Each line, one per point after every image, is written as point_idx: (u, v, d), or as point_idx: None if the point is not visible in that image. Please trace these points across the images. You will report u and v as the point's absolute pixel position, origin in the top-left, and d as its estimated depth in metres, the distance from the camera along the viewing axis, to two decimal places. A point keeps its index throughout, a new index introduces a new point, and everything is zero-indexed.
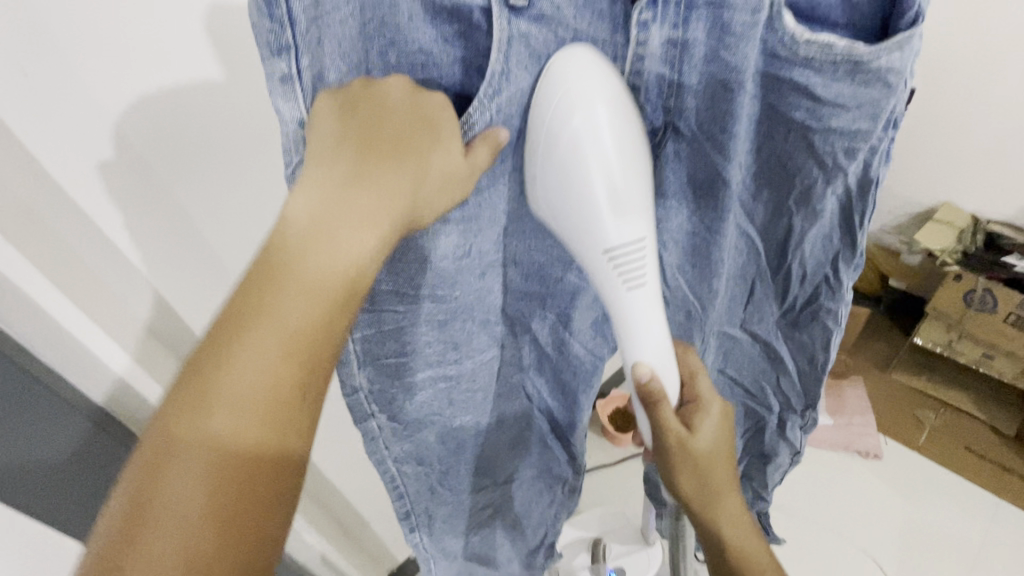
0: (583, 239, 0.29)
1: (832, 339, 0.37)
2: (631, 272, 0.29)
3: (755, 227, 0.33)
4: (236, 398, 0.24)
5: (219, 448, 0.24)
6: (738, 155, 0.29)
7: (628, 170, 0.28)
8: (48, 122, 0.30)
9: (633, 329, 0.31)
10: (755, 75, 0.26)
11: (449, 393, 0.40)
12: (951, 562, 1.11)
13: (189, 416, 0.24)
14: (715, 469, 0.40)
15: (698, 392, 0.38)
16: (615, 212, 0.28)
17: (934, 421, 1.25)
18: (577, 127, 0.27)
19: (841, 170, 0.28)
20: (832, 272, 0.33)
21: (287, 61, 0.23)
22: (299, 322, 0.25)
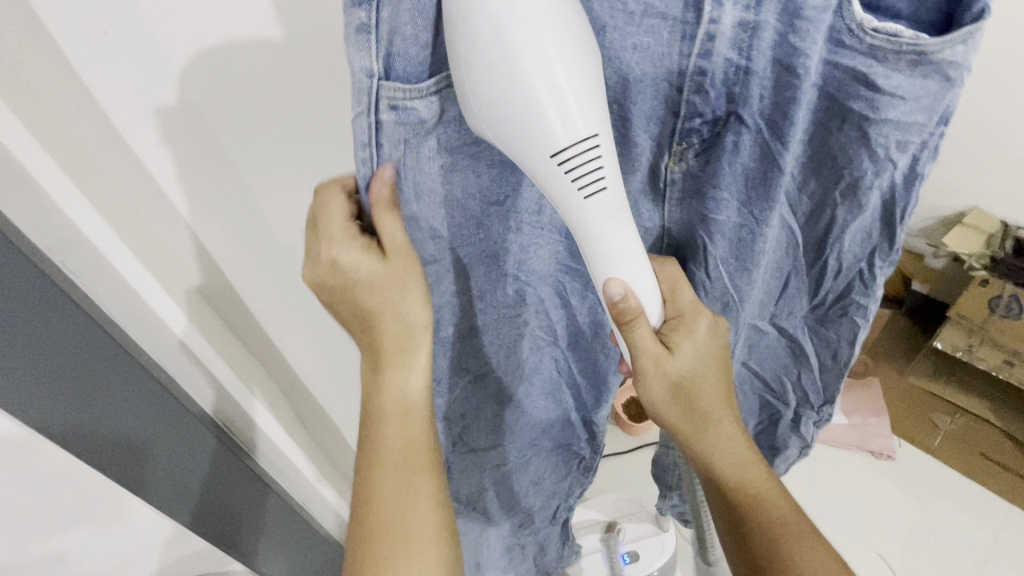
0: (527, 137, 0.26)
1: (860, 333, 0.38)
2: (587, 176, 0.28)
3: (797, 221, 0.34)
4: (398, 395, 0.39)
5: (403, 430, 0.40)
6: (794, 144, 0.30)
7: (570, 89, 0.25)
8: (123, 79, 0.34)
9: (606, 247, 0.30)
10: (819, 64, 0.26)
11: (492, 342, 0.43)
12: (959, 563, 1.12)
13: (375, 407, 0.40)
14: (700, 385, 0.40)
15: (680, 306, 0.36)
16: (563, 117, 0.26)
17: (949, 426, 1.23)
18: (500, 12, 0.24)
19: (890, 162, 0.29)
20: (866, 266, 0.34)
21: (366, 10, 0.23)
22: (412, 340, 0.38)
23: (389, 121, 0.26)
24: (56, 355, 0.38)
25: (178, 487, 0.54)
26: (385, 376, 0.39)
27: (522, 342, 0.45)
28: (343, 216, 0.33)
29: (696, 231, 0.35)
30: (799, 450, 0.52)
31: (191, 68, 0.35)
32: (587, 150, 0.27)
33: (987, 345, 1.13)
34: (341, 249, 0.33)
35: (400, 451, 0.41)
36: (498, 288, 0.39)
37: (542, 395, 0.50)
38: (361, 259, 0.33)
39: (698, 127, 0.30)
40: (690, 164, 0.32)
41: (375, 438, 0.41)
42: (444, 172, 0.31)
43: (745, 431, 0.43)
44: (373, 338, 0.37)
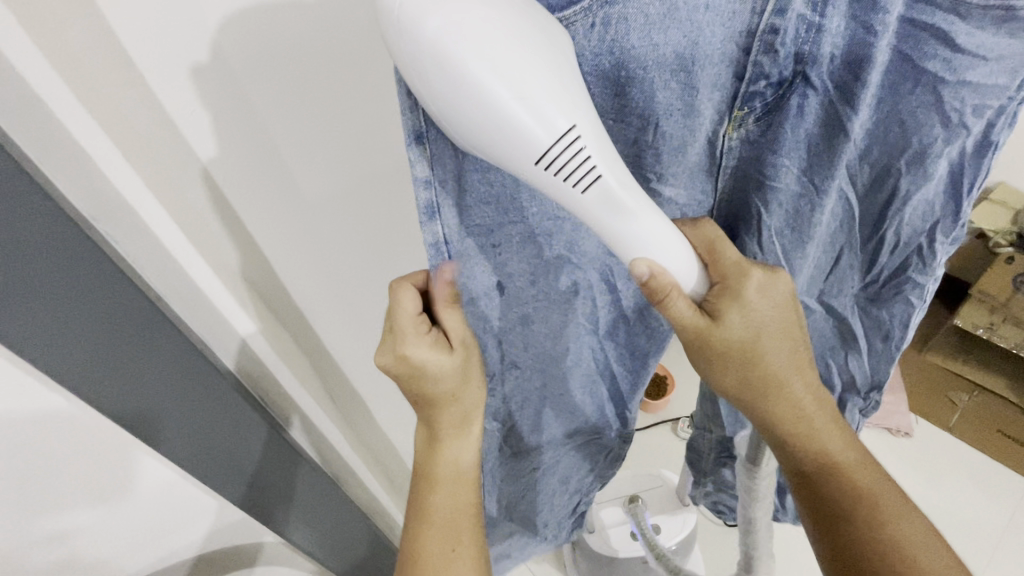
0: (511, 150, 0.25)
1: (913, 315, 0.37)
2: (574, 173, 0.26)
3: (854, 192, 0.32)
4: (451, 462, 0.46)
5: (449, 484, 0.47)
6: (864, 110, 0.28)
7: (513, 77, 0.23)
8: (162, 40, 0.33)
9: (624, 237, 0.29)
10: (896, 20, 0.25)
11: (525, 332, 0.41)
12: (976, 538, 1.13)
13: (428, 466, 0.47)
14: (756, 351, 0.38)
15: (723, 274, 0.34)
16: (530, 113, 0.24)
17: (967, 403, 1.22)
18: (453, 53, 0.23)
19: (965, 129, 0.27)
20: (927, 241, 0.33)
21: None
22: (463, 423, 0.45)
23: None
24: (88, 320, 0.37)
25: (220, 464, 0.54)
26: (443, 450, 0.46)
27: (566, 328, 0.43)
28: (415, 314, 0.38)
29: (751, 200, 0.33)
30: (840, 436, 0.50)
31: (230, 32, 0.34)
32: (571, 145, 0.25)
33: (1009, 322, 1.13)
34: (413, 343, 0.40)
35: (449, 511, 0.47)
36: (547, 270, 0.38)
37: (580, 389, 0.49)
38: (430, 354, 0.39)
39: (762, 91, 0.28)
40: (749, 131, 0.30)
41: (427, 501, 0.47)
42: None
43: (813, 380, 0.40)
44: (430, 417, 0.45)
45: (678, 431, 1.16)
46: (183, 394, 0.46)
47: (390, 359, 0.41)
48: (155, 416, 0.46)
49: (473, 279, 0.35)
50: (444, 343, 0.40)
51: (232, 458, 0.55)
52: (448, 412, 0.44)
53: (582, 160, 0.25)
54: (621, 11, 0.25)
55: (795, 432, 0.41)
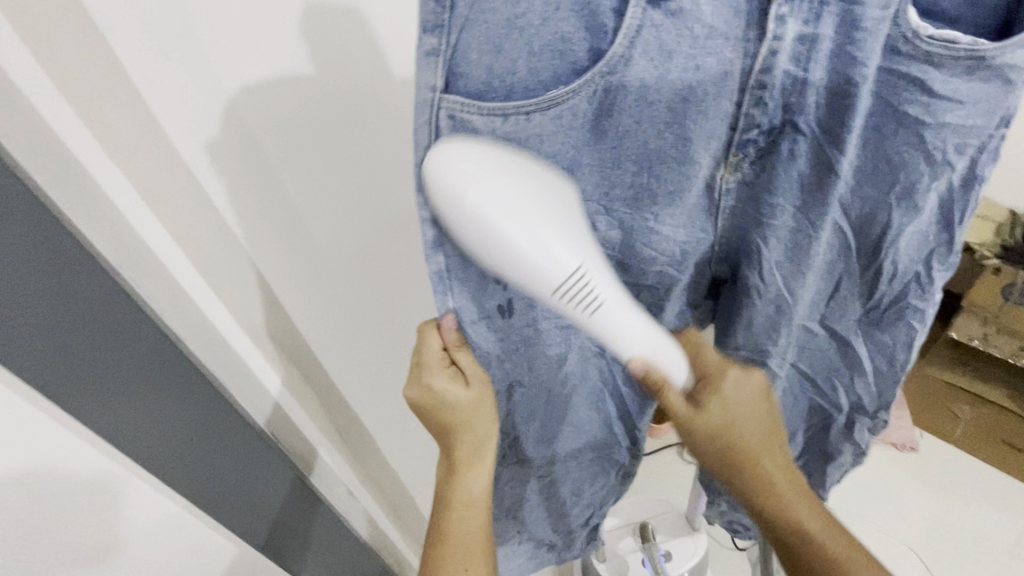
0: (530, 269, 0.28)
1: (917, 337, 0.38)
2: (582, 298, 0.29)
3: (849, 226, 0.33)
4: (467, 493, 0.45)
5: (466, 514, 0.45)
6: (851, 151, 0.29)
7: (519, 216, 0.26)
8: (185, 105, 0.35)
9: (618, 338, 0.32)
10: (876, 72, 0.27)
11: (526, 358, 0.40)
12: (989, 551, 1.12)
13: (442, 500, 0.46)
14: (740, 429, 0.38)
15: (706, 364, 0.38)
16: (544, 253, 0.27)
17: (970, 415, 1.23)
18: (472, 201, 0.26)
19: (948, 165, 0.29)
20: (924, 268, 0.35)
21: (437, 37, 0.24)
22: (477, 457, 0.45)
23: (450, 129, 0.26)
24: (114, 364, 0.39)
25: (227, 498, 0.53)
26: (465, 472, 0.45)
27: (569, 353, 0.42)
28: (439, 351, 0.39)
29: (750, 236, 0.34)
30: (854, 457, 0.49)
31: (245, 97, 0.38)
32: (575, 276, 0.28)
33: (1001, 332, 1.17)
34: (435, 377, 0.40)
35: (467, 543, 0.45)
36: None
37: (585, 408, 0.48)
38: (451, 386, 0.40)
39: (754, 138, 0.30)
40: (744, 174, 0.32)
41: (444, 518, 0.45)
42: None
43: (787, 454, 0.41)
44: (446, 448, 0.45)
45: (684, 455, 1.15)
46: (202, 432, 0.47)
47: (415, 394, 0.42)
48: (174, 453, 0.46)
49: (471, 308, 0.35)
50: (462, 378, 0.40)
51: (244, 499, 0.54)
52: (468, 435, 0.43)
53: (578, 283, 0.29)
54: (620, 79, 0.27)
55: (777, 510, 0.40)
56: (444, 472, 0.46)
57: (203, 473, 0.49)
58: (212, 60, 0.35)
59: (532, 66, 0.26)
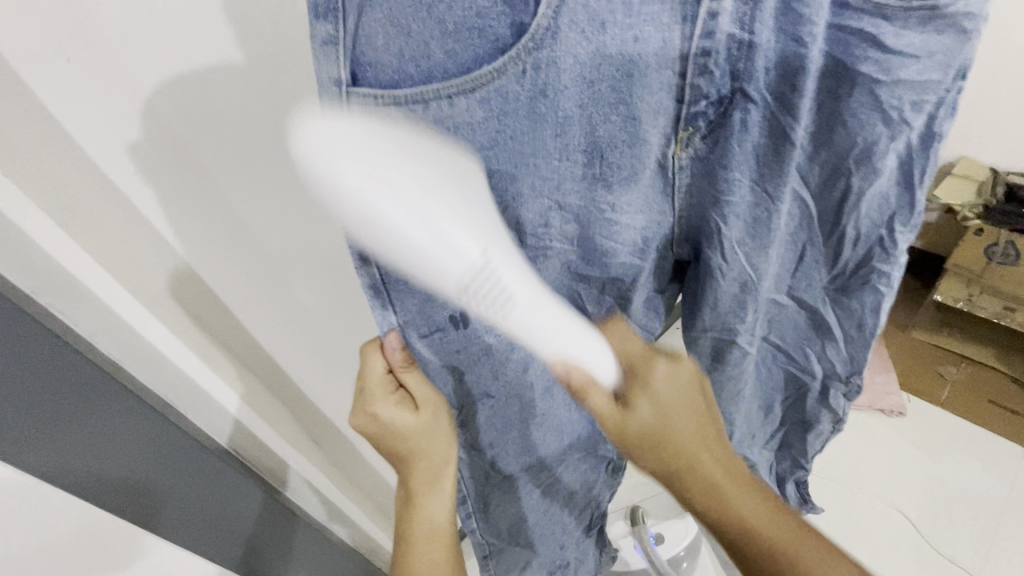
0: (431, 275, 0.27)
1: (885, 301, 0.36)
2: (494, 294, 0.29)
3: (808, 193, 0.32)
4: (427, 520, 0.46)
5: (427, 540, 0.46)
6: (805, 116, 0.28)
7: (416, 210, 0.25)
8: (94, 105, 0.32)
9: (537, 338, 0.32)
10: (824, 27, 0.25)
11: (487, 368, 0.38)
12: (979, 510, 1.12)
13: (404, 526, 0.46)
14: (672, 431, 0.36)
15: (637, 375, 0.35)
16: (444, 243, 0.26)
17: (956, 375, 1.24)
18: (371, 202, 0.24)
19: (906, 124, 0.27)
20: (886, 231, 0.32)
21: (333, 22, 0.22)
22: (436, 484, 0.45)
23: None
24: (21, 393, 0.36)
25: (197, 516, 0.51)
26: (422, 504, 0.45)
27: (537, 360, 0.39)
28: (383, 373, 0.40)
29: (709, 216, 0.32)
30: (832, 425, 0.47)
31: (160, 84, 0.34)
32: (484, 270, 0.28)
33: (986, 292, 1.15)
34: (381, 405, 0.42)
35: (429, 567, 0.46)
36: None
37: (563, 408, 0.45)
38: (398, 414, 0.42)
39: (704, 110, 0.28)
40: (696, 149, 0.30)
41: (409, 544, 0.46)
42: None
43: (730, 450, 0.38)
44: (404, 474, 0.45)
45: None
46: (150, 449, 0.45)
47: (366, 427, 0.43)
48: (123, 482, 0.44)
49: (416, 316, 0.32)
50: (409, 405, 0.42)
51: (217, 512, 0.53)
52: (420, 466, 0.44)
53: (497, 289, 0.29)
54: (550, 55, 0.25)
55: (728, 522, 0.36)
56: (405, 498, 0.46)
57: (165, 489, 0.47)
58: (126, 58, 0.32)
59: (448, 46, 0.24)
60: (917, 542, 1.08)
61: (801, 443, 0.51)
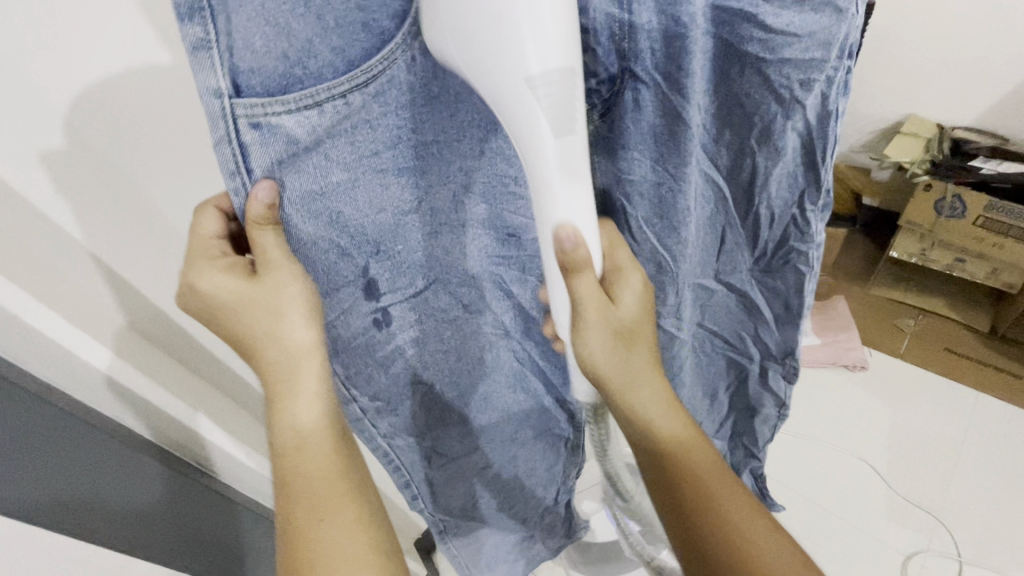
0: (507, 120, 0.25)
1: (806, 282, 0.36)
2: (579, 166, 0.26)
3: (721, 174, 0.32)
4: (313, 470, 0.35)
5: (310, 515, 0.34)
6: (697, 97, 0.28)
7: (556, 51, 0.23)
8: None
9: (565, 208, 0.27)
10: (705, 11, 0.25)
11: (420, 353, 0.39)
12: (943, 456, 1.13)
13: (290, 509, 0.35)
14: (635, 337, 0.37)
15: (616, 260, 0.34)
16: (547, 95, 0.24)
17: (914, 327, 1.30)
18: (502, 36, 0.23)
19: (799, 103, 0.28)
20: (798, 211, 0.32)
21: (202, 24, 0.20)
22: (319, 419, 0.35)
23: (256, 144, 0.24)
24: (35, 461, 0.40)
25: (178, 530, 0.53)
26: (326, 527, 0.34)
27: (470, 339, 0.41)
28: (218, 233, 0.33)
29: (613, 195, 0.34)
30: (778, 410, 0.47)
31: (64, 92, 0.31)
32: (575, 144, 0.26)
33: (938, 245, 1.25)
34: (202, 273, 0.32)
35: (323, 556, 0.34)
36: (424, 294, 0.36)
37: (509, 391, 0.47)
38: (225, 276, 0.32)
39: (597, 89, 0.29)
40: (597, 127, 0.31)
41: (290, 457, 0.35)
42: (359, 191, 0.29)
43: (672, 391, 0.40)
44: (289, 429, 0.35)
45: None
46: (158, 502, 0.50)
47: (273, 417, 0.35)
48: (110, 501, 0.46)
49: (356, 324, 0.34)
50: (291, 381, 0.34)
51: (205, 538, 0.57)
52: (311, 458, 0.35)
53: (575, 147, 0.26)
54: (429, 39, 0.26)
55: (655, 431, 0.39)
56: (286, 474, 0.35)
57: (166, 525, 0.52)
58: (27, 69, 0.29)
59: (333, 44, 0.24)
60: (886, 494, 1.09)
61: (751, 433, 0.51)
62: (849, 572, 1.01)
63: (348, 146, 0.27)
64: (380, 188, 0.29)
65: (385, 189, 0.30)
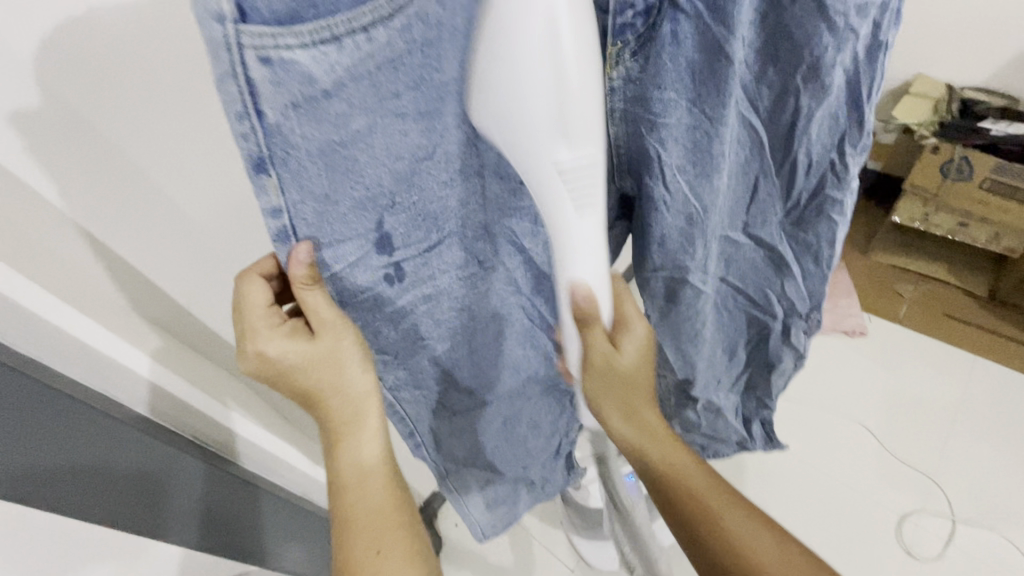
0: (511, 131, 0.25)
1: (839, 232, 0.34)
2: (582, 190, 0.27)
3: (759, 117, 0.29)
4: (367, 493, 0.39)
5: (365, 529, 0.38)
6: (742, 26, 0.25)
7: (574, 85, 0.24)
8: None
9: (583, 247, 0.30)
10: None
11: (430, 312, 0.36)
12: (938, 418, 1.15)
13: (347, 522, 0.39)
14: (640, 379, 0.39)
15: (626, 314, 0.36)
16: (550, 119, 0.24)
17: (913, 293, 1.29)
18: (542, 63, 0.23)
19: (852, 33, 0.25)
20: (837, 156, 0.30)
21: None
22: (373, 445, 0.39)
23: (265, 82, 0.20)
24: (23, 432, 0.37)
25: (199, 507, 0.52)
26: (382, 554, 0.38)
27: (478, 300, 0.38)
28: (264, 306, 0.34)
29: (644, 143, 0.30)
30: (795, 362, 0.47)
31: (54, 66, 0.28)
32: (582, 168, 0.26)
33: (942, 210, 1.22)
34: (265, 341, 0.34)
35: (370, 557, 0.38)
36: (433, 250, 0.32)
37: (517, 347, 0.45)
38: (286, 345, 0.34)
39: (632, 21, 0.26)
40: (629, 68, 0.27)
41: (345, 495, 0.39)
42: (379, 139, 0.24)
43: (660, 415, 0.43)
44: (345, 449, 0.38)
45: None
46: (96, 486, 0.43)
47: (329, 448, 0.39)
48: (110, 469, 0.43)
49: (362, 279, 0.30)
50: (356, 415, 0.37)
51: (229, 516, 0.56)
52: (364, 482, 0.39)
53: (585, 178, 0.27)
54: None
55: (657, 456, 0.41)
56: (345, 514, 0.39)
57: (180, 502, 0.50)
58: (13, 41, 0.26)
59: None
60: (881, 455, 1.10)
61: (766, 382, 0.50)
62: (844, 531, 1.03)
63: (370, 88, 0.23)
64: (399, 137, 0.25)
65: (398, 132, 0.25)
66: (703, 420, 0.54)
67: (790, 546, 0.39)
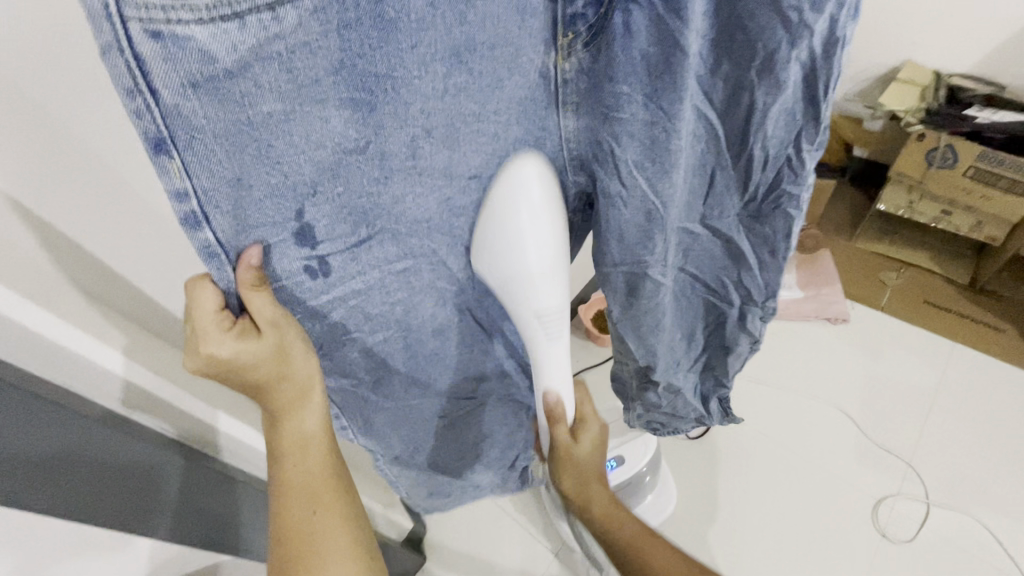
0: (510, 260, 0.32)
1: (795, 226, 0.33)
2: (538, 290, 0.33)
3: (713, 110, 0.29)
4: (305, 474, 0.38)
5: (310, 508, 0.38)
6: (694, 19, 0.25)
7: (544, 219, 0.31)
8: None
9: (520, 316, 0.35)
10: None
11: (360, 310, 0.33)
12: (916, 404, 1.16)
13: (287, 496, 0.38)
14: (591, 464, 0.51)
15: (585, 414, 0.49)
16: (533, 245, 0.31)
17: (896, 281, 1.30)
18: (514, 210, 0.30)
19: (807, 28, 0.24)
20: (793, 151, 0.29)
21: None
22: (320, 428, 0.37)
23: (156, 58, 0.19)
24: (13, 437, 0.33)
25: (192, 507, 0.49)
26: (324, 536, 0.39)
27: (423, 297, 0.37)
28: (215, 312, 0.28)
29: (600, 137, 0.30)
30: (751, 346, 0.45)
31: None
32: (537, 280, 0.33)
33: (925, 198, 1.23)
34: (216, 344, 0.29)
35: (311, 535, 0.39)
36: (365, 244, 0.30)
37: (473, 353, 0.46)
38: (240, 347, 0.29)
39: (582, 11, 0.26)
40: (581, 59, 0.28)
41: (286, 471, 0.37)
42: (301, 130, 0.23)
43: (601, 475, 0.55)
44: (278, 424, 0.36)
45: None
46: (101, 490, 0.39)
47: (270, 419, 0.36)
48: (103, 465, 0.39)
49: (279, 270, 0.28)
50: (302, 401, 0.35)
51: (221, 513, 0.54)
52: (307, 460, 0.37)
53: (540, 288, 0.33)
54: None
55: (584, 501, 0.55)
56: (282, 491, 0.38)
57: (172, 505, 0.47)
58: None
59: None
60: (859, 440, 1.12)
61: (723, 367, 0.50)
62: (821, 514, 1.05)
63: (282, 73, 0.21)
64: (320, 124, 0.24)
65: (324, 122, 0.24)
66: (664, 401, 0.53)
67: (690, 563, 0.51)
